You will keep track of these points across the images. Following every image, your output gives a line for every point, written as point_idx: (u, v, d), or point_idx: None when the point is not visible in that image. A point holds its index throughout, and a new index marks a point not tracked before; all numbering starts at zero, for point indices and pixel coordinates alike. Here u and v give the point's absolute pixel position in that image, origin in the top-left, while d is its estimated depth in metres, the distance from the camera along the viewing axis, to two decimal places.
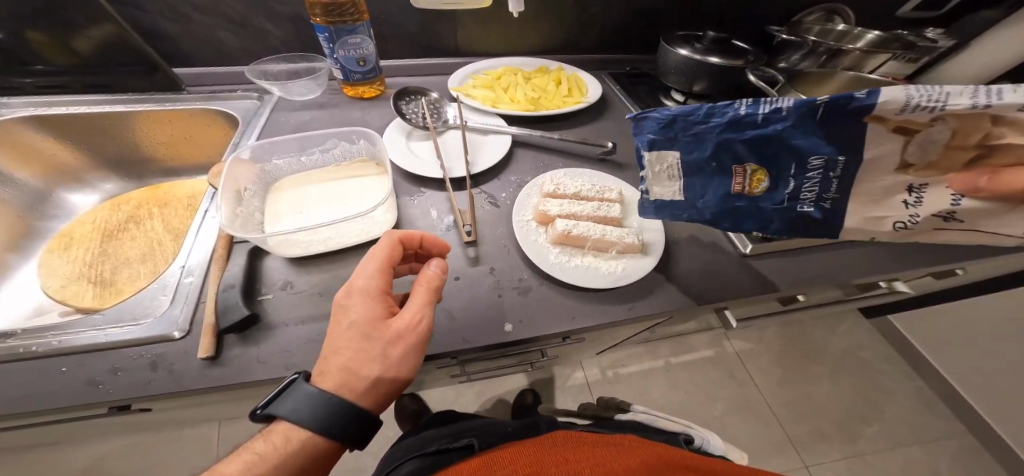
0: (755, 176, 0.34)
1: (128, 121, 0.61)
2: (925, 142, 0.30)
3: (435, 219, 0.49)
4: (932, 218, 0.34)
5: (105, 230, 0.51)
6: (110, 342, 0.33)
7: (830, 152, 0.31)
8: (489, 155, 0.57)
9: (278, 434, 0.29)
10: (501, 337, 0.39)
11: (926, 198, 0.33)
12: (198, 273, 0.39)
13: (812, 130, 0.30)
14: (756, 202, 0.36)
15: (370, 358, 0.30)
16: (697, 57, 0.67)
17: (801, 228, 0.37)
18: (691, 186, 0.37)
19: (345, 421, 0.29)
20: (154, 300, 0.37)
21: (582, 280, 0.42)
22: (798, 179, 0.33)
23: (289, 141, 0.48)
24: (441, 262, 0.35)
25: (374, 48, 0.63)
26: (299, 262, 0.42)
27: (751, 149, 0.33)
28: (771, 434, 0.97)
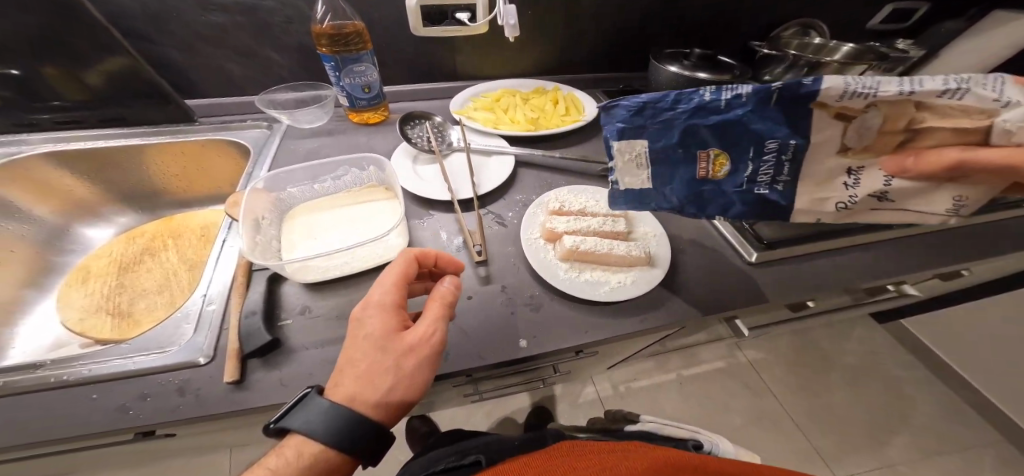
0: (716, 159, 0.36)
1: (141, 154, 0.63)
2: (861, 128, 0.31)
3: (446, 241, 0.50)
4: (868, 199, 0.35)
5: (122, 264, 0.52)
6: (138, 369, 0.34)
7: (784, 136, 0.33)
8: (494, 175, 0.59)
9: (291, 449, 0.30)
10: (517, 352, 0.40)
11: (859, 178, 0.34)
12: (219, 301, 0.40)
13: (769, 116, 0.32)
14: (720, 185, 0.37)
15: (383, 370, 0.31)
16: (687, 72, 0.71)
17: (762, 212, 0.38)
18: (660, 173, 0.38)
19: (364, 428, 0.30)
20: (179, 329, 0.38)
21: (593, 294, 0.44)
22: (755, 162, 0.35)
23: (303, 171, 0.49)
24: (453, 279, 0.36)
25: (377, 76, 0.66)
26: (314, 287, 0.43)
27: (715, 134, 0.34)
28: (795, 446, 0.97)
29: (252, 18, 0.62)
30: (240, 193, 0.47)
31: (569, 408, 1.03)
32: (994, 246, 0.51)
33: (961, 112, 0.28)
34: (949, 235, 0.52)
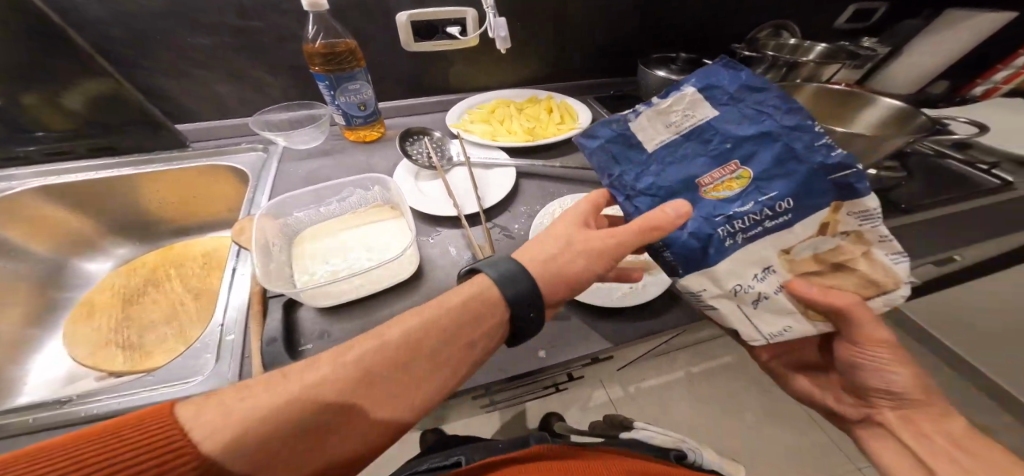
0: (736, 178, 0.30)
1: (136, 182, 0.61)
2: (815, 246, 0.30)
3: (456, 257, 0.50)
4: (755, 295, 0.31)
5: (126, 296, 0.51)
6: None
7: (800, 206, 0.29)
8: (496, 188, 0.60)
9: (470, 286, 0.32)
10: (536, 363, 0.41)
11: (773, 278, 0.31)
12: (237, 330, 0.39)
13: (815, 184, 0.28)
14: (697, 201, 0.31)
15: (561, 247, 0.34)
16: (674, 77, 0.73)
17: (692, 255, 0.30)
18: (672, 148, 0.32)
19: (527, 303, 0.31)
20: (200, 359, 0.37)
21: (606, 301, 0.45)
22: (757, 204, 0.29)
23: (308, 194, 0.49)
24: (690, 206, 0.29)
25: (372, 93, 0.65)
26: (329, 311, 0.42)
27: (771, 159, 0.29)
28: (806, 439, 1.04)
29: (240, 39, 0.61)
30: (247, 219, 0.47)
31: (581, 413, 1.06)
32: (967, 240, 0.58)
33: (873, 275, 0.31)
34: (926, 229, 0.58)
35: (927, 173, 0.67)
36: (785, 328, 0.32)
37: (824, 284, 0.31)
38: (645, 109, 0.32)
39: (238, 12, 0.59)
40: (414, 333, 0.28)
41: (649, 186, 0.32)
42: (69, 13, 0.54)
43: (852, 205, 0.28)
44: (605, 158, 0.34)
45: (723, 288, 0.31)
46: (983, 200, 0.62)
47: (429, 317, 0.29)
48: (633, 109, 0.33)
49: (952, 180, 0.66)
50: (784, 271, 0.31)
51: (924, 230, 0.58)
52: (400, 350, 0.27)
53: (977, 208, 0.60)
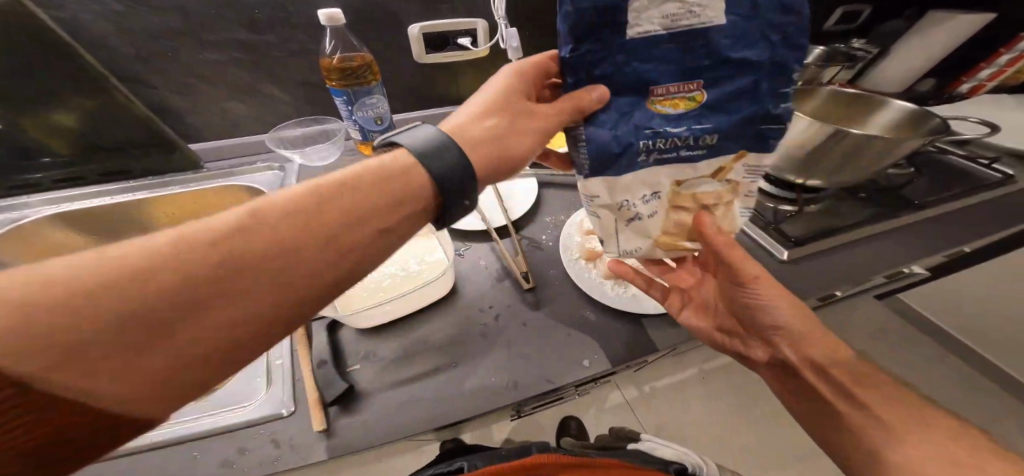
0: (687, 98, 0.30)
1: (145, 207, 0.59)
2: (699, 188, 0.34)
3: (488, 272, 0.51)
4: (625, 214, 0.35)
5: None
6: (226, 425, 0.34)
7: (725, 138, 0.31)
8: (521, 199, 0.60)
9: (378, 161, 0.30)
10: (582, 372, 0.41)
11: (659, 202, 0.34)
12: (285, 354, 0.40)
13: (750, 124, 0.30)
14: (638, 107, 0.30)
15: (492, 130, 0.33)
16: None
17: (608, 155, 0.31)
18: (651, 47, 0.28)
19: (455, 185, 0.30)
20: (250, 382, 0.38)
21: (641, 307, 0.46)
22: (690, 127, 0.30)
23: None
24: (606, 89, 0.30)
25: (388, 106, 0.64)
26: (371, 331, 0.43)
27: (735, 89, 0.29)
28: None
29: (252, 54, 0.60)
30: None
31: (596, 414, 1.07)
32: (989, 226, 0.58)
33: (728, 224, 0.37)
34: (942, 222, 0.59)
35: (930, 171, 0.70)
36: (637, 247, 0.38)
37: (684, 219, 0.36)
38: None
39: (251, 26, 0.57)
40: (307, 207, 0.25)
41: (603, 77, 0.29)
42: (79, 32, 0.52)
43: (748, 158, 0.32)
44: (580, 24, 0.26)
45: (610, 200, 0.33)
46: (987, 195, 0.64)
47: (326, 193, 0.27)
48: None
49: (956, 176, 0.69)
50: (667, 199, 0.34)
51: (944, 223, 0.59)
52: (289, 221, 0.24)
53: (984, 201, 0.62)
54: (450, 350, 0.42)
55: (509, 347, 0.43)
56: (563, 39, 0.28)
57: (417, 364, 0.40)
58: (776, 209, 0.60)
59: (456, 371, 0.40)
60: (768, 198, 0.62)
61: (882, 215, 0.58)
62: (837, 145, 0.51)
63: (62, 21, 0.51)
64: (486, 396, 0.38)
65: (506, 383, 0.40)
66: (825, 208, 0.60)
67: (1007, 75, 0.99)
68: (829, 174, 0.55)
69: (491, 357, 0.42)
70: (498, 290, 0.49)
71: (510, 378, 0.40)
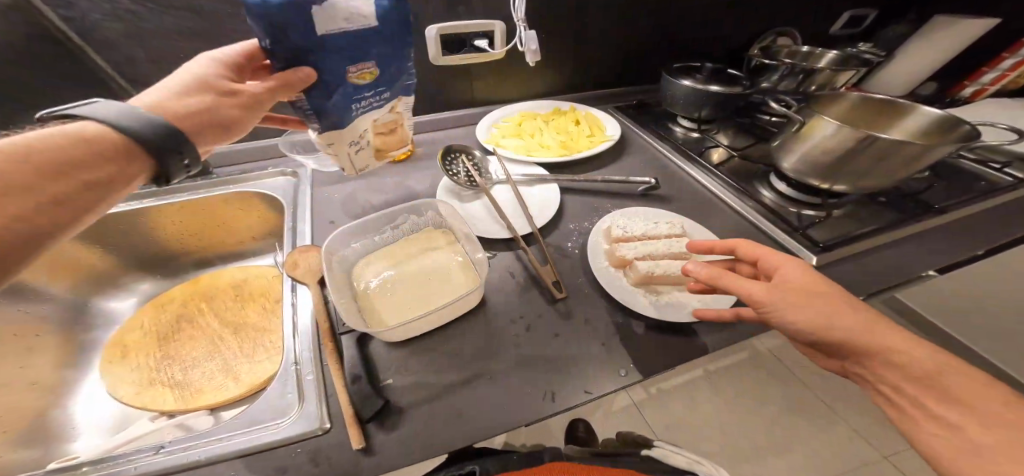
0: (368, 72, 0.36)
1: (151, 213, 0.56)
2: (384, 118, 0.42)
3: (516, 281, 0.49)
4: (356, 147, 0.41)
5: (160, 335, 0.50)
6: (264, 445, 0.31)
7: (395, 91, 0.40)
8: (543, 206, 0.59)
9: (65, 133, 0.29)
10: (620, 382, 0.40)
11: (369, 138, 0.42)
12: (314, 368, 0.36)
13: (404, 79, 0.40)
14: (343, 84, 0.35)
15: (194, 103, 0.34)
16: (700, 87, 0.74)
17: (333, 125, 0.37)
18: (337, 41, 0.32)
19: (165, 145, 0.31)
20: (283, 398, 0.35)
21: (675, 316, 0.45)
22: (371, 91, 0.37)
23: (364, 223, 0.46)
24: (313, 69, 0.33)
25: None
26: (402, 342, 0.41)
27: (393, 64, 0.37)
28: (834, 429, 1.05)
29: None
30: (300, 252, 0.44)
31: (606, 416, 1.08)
32: (1015, 228, 0.58)
33: (398, 134, 0.45)
34: (970, 223, 0.59)
35: (943, 173, 0.70)
36: (363, 167, 0.43)
37: (385, 138, 0.44)
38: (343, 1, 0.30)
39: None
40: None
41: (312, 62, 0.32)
42: (85, 32, 0.49)
43: (407, 98, 0.42)
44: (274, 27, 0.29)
45: (343, 141, 0.39)
46: (1003, 197, 0.64)
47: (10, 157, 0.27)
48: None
49: (972, 179, 0.69)
50: (372, 135, 0.42)
51: (972, 225, 0.58)
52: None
53: (1005, 204, 0.63)
54: (485, 362, 0.41)
55: (543, 358, 0.42)
56: (260, 34, 0.30)
57: (452, 376, 0.39)
58: (801, 214, 0.59)
59: (492, 382, 0.39)
60: (790, 202, 0.61)
61: (905, 218, 0.58)
62: (869, 149, 0.50)
63: (68, 20, 0.48)
64: (525, 408, 0.37)
65: (543, 394, 0.38)
66: (848, 213, 0.60)
67: (1010, 80, 0.99)
68: (857, 179, 0.54)
69: (526, 368, 0.40)
70: (528, 300, 0.47)
71: (547, 389, 0.39)
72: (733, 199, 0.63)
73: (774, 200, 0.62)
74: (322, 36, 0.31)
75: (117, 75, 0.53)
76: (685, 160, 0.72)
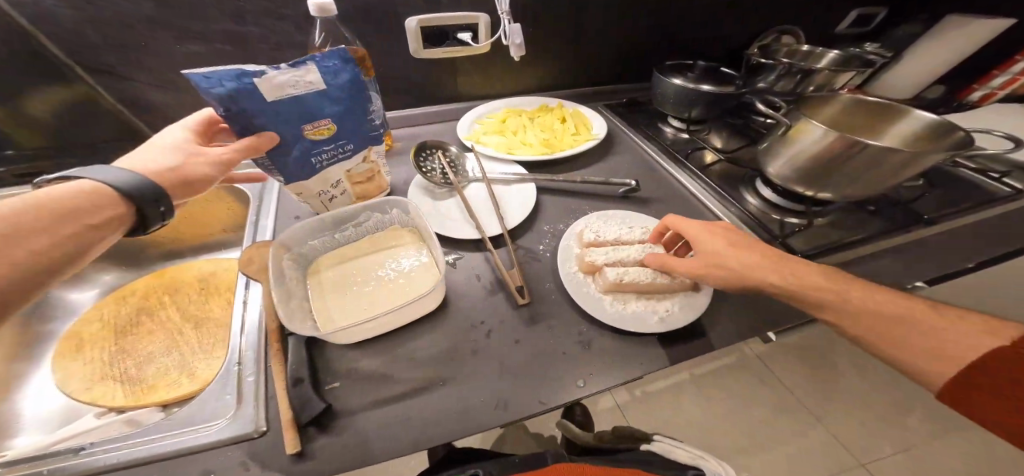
0: (326, 130, 0.40)
1: None
2: (358, 169, 0.49)
3: (481, 284, 0.48)
4: (330, 196, 0.48)
5: (117, 327, 0.50)
6: (193, 448, 0.30)
7: (355, 144, 0.45)
8: (518, 207, 0.57)
9: (60, 189, 0.30)
10: (577, 392, 0.39)
11: (341, 188, 0.49)
12: (257, 369, 0.35)
13: (362, 133, 0.45)
14: (303, 141, 0.39)
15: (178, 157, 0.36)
16: (692, 86, 0.71)
17: (300, 175, 0.42)
18: (291, 108, 0.37)
19: (148, 194, 0.33)
20: (221, 400, 0.33)
21: (640, 327, 0.43)
22: (332, 145, 0.43)
23: (321, 219, 0.44)
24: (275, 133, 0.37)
25: (382, 103, 0.59)
26: (356, 346, 0.40)
27: (351, 122, 0.43)
28: (818, 436, 1.04)
29: (236, 47, 0.55)
30: (256, 247, 0.42)
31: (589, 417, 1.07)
32: (1006, 241, 0.56)
33: (370, 182, 0.52)
34: (959, 234, 0.56)
35: (941, 182, 0.67)
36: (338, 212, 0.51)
37: (358, 184, 0.51)
38: (279, 70, 0.35)
39: (234, 17, 0.51)
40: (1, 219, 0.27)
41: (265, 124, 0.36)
42: (39, 19, 0.47)
43: (377, 147, 0.49)
44: (237, 108, 0.34)
45: (316, 192, 0.46)
46: (1000, 208, 0.61)
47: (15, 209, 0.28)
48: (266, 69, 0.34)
49: (966, 187, 0.67)
50: (348, 183, 0.49)
51: (961, 235, 0.56)
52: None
53: (999, 214, 0.60)
54: (441, 367, 0.39)
55: (502, 366, 0.40)
56: (216, 107, 0.33)
57: (404, 381, 0.38)
58: (783, 222, 0.56)
59: (444, 389, 0.38)
60: (774, 209, 0.59)
61: (893, 229, 0.56)
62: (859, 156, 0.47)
63: (19, 6, 0.45)
64: (474, 417, 0.36)
65: (497, 402, 0.37)
66: (833, 222, 0.58)
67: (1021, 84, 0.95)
68: (844, 187, 0.52)
69: (481, 376, 0.39)
70: (493, 306, 0.46)
71: (501, 397, 0.38)
72: (717, 205, 0.61)
73: (758, 207, 0.60)
74: (272, 105, 0.35)
75: (75, 64, 0.51)
76: (671, 162, 0.70)
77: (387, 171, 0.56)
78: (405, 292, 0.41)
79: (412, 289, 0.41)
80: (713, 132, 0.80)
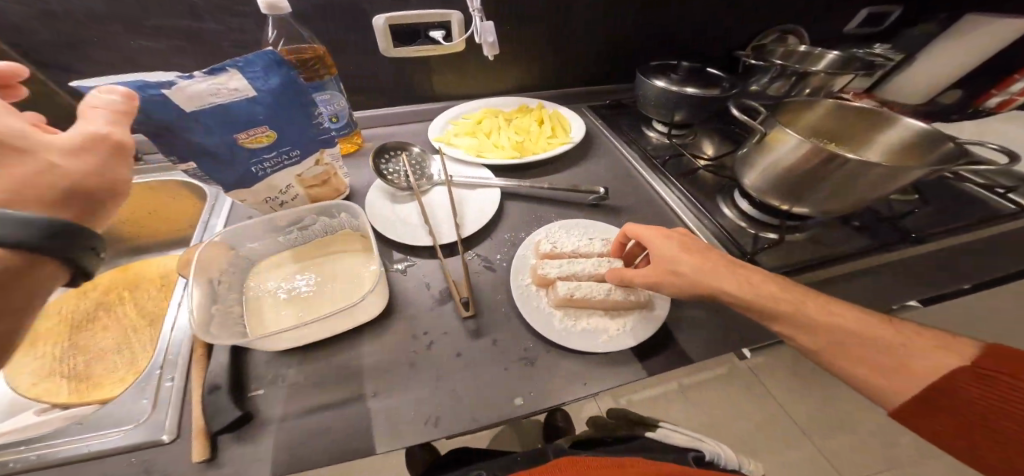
0: (264, 136, 0.41)
1: None
2: (310, 173, 0.49)
3: (429, 294, 0.46)
4: (280, 201, 0.48)
5: (74, 322, 0.50)
6: (96, 452, 0.30)
7: (302, 149, 0.45)
8: (478, 213, 0.55)
9: None
10: (513, 411, 0.37)
11: (293, 192, 0.49)
12: (178, 374, 0.35)
13: (307, 137, 0.45)
14: (238, 149, 0.40)
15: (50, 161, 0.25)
16: (674, 89, 0.68)
17: (240, 183, 0.43)
18: (217, 117, 0.37)
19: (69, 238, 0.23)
20: (138, 404, 0.34)
21: (586, 346, 0.42)
22: (274, 152, 0.43)
23: (262, 222, 0.43)
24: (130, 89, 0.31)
25: (346, 103, 0.57)
26: (287, 353, 0.39)
27: (292, 127, 0.43)
28: (805, 452, 1.01)
29: (195, 43, 0.55)
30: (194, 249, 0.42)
31: None
32: (998, 262, 0.52)
33: (325, 185, 0.52)
34: (946, 254, 0.53)
35: (941, 196, 0.63)
36: None
37: (312, 188, 0.51)
38: (193, 79, 0.34)
39: (191, 15, 0.52)
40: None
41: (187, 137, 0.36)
42: None
43: (330, 150, 0.50)
44: (157, 121, 0.33)
45: (263, 197, 0.46)
46: (999, 227, 0.58)
47: None
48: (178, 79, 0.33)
49: (965, 201, 0.63)
50: (300, 188, 0.49)
51: (947, 254, 0.53)
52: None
53: (994, 232, 0.56)
54: (372, 378, 0.38)
55: (439, 381, 0.39)
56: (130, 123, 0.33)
57: (330, 392, 0.36)
58: (757, 236, 0.54)
59: (372, 402, 0.36)
60: (749, 222, 0.56)
61: (874, 247, 0.52)
62: (835, 171, 0.44)
63: None
64: (398, 434, 0.34)
65: (427, 417, 0.36)
66: (810, 238, 0.55)
67: None
68: (821, 202, 0.48)
69: (412, 389, 0.38)
70: (438, 317, 0.44)
71: (431, 413, 0.36)
72: (689, 215, 0.58)
73: (732, 219, 0.57)
74: (194, 114, 0.35)
75: (28, 60, 0.51)
76: (648, 169, 0.67)
77: (345, 172, 0.55)
78: (340, 301, 0.41)
79: (346, 299, 0.41)
80: (699, 138, 0.77)
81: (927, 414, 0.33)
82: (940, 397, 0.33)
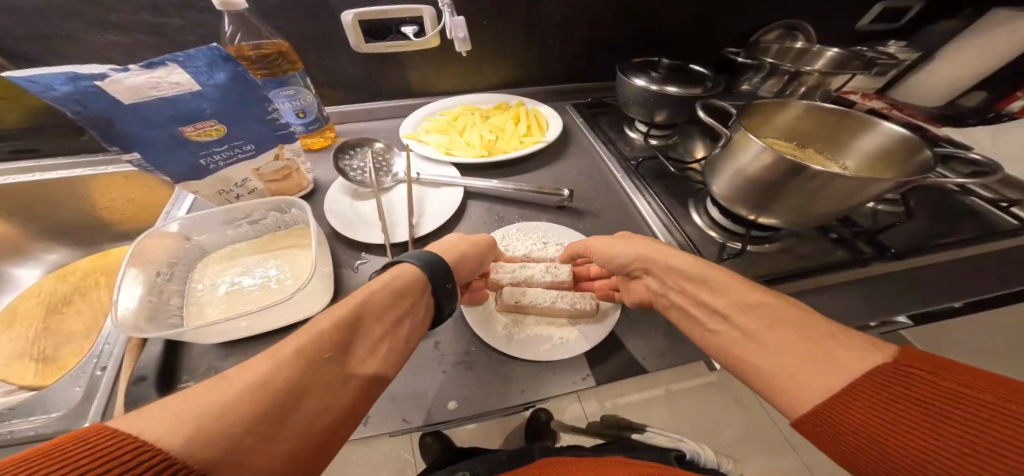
0: (213, 131, 0.41)
1: (76, 186, 0.61)
2: (268, 169, 0.49)
3: None
4: (235, 195, 0.48)
5: (50, 305, 0.53)
6: (24, 438, 0.33)
7: (257, 145, 0.45)
8: (439, 211, 0.55)
9: (395, 269, 0.37)
10: (443, 415, 0.37)
11: (250, 186, 0.49)
12: (111, 364, 0.37)
13: (263, 134, 0.45)
14: (185, 142, 0.40)
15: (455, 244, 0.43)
16: (655, 88, 0.65)
17: (190, 175, 0.43)
18: (159, 110, 0.37)
19: (439, 285, 0.37)
20: (69, 391, 0.36)
21: (528, 351, 0.41)
22: (228, 147, 0.43)
23: (212, 215, 0.45)
24: None
25: (314, 98, 0.58)
26: (226, 346, 0.39)
27: (243, 123, 0.42)
28: (789, 464, 0.99)
29: (160, 37, 0.57)
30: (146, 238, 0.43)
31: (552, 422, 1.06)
32: (991, 279, 0.49)
33: (282, 180, 0.52)
34: (931, 269, 0.50)
35: (933, 208, 0.60)
36: None
37: (272, 185, 0.51)
38: (128, 72, 0.33)
39: (154, 10, 0.54)
40: (300, 355, 0.27)
41: (127, 130, 0.36)
42: None
43: (289, 145, 0.49)
44: (91, 112, 0.33)
45: (214, 188, 0.46)
46: (1000, 243, 0.53)
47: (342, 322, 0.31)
48: (113, 71, 0.33)
49: (965, 214, 0.59)
50: (258, 182, 0.49)
51: (932, 270, 0.50)
52: (273, 385, 0.25)
53: (988, 248, 0.53)
54: None
55: None
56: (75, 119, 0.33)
57: None
58: (724, 246, 0.52)
59: None
60: (719, 230, 0.54)
61: (848, 261, 0.49)
62: (801, 180, 0.41)
63: None
64: None
65: None
66: (783, 248, 0.52)
67: None
68: (791, 213, 0.45)
69: None
70: None
71: None
72: (657, 221, 0.56)
73: (701, 227, 0.55)
74: (133, 106, 0.35)
75: None
76: (622, 171, 0.65)
77: (308, 168, 0.56)
78: (281, 296, 0.41)
79: (284, 296, 0.41)
80: (685, 140, 0.75)
81: (851, 434, 0.25)
82: (868, 409, 0.25)
